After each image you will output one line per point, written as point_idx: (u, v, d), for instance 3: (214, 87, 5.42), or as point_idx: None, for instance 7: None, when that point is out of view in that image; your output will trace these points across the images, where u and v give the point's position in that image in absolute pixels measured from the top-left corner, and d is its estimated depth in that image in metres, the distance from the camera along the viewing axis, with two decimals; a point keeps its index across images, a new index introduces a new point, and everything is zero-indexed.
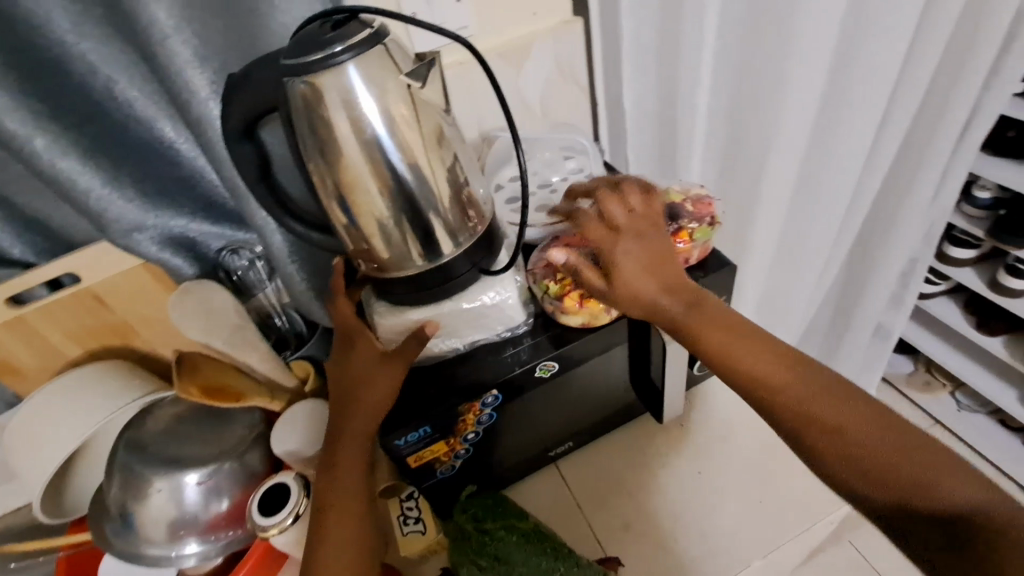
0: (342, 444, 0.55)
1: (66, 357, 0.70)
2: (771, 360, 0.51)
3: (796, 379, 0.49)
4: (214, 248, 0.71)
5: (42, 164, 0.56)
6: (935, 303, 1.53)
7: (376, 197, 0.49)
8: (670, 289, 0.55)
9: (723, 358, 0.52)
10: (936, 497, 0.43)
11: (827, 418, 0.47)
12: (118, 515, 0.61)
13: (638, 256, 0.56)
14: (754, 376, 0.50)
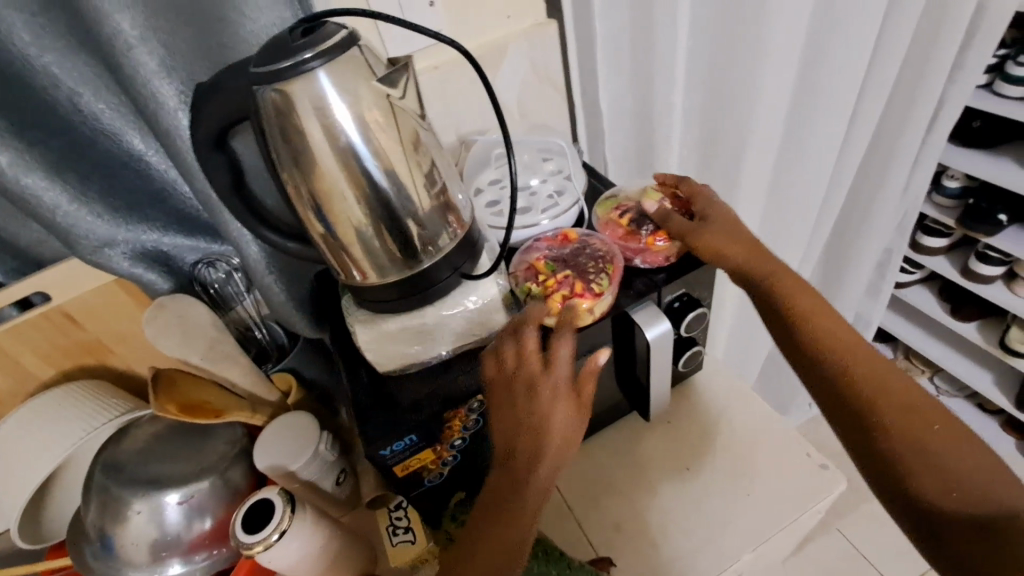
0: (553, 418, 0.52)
1: (38, 379, 0.68)
2: (857, 340, 0.57)
3: (866, 361, 0.56)
4: (189, 261, 0.70)
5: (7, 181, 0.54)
6: (911, 291, 1.57)
7: (352, 204, 0.49)
8: (792, 279, 0.61)
9: (815, 323, 0.58)
10: (985, 491, 0.48)
11: (905, 400, 0.53)
12: (96, 539, 0.59)
13: (733, 244, 0.62)
14: (829, 344, 0.57)
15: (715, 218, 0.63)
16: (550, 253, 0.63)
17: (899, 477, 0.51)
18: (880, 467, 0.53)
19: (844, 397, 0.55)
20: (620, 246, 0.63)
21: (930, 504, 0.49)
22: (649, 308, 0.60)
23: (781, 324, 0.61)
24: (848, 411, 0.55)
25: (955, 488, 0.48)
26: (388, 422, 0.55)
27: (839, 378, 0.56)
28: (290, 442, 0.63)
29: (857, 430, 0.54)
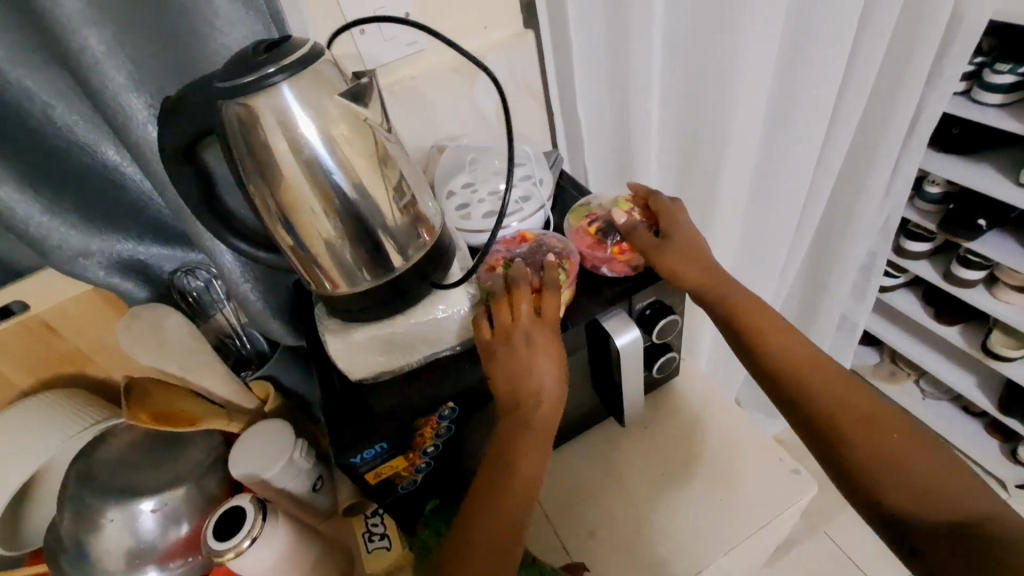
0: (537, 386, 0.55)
1: (16, 389, 0.69)
2: (815, 358, 0.59)
3: (826, 379, 0.57)
4: (168, 270, 0.70)
5: None
6: (896, 295, 1.58)
7: (320, 217, 0.49)
8: (749, 299, 0.63)
9: (773, 347, 0.60)
10: (947, 497, 0.49)
11: (860, 409, 0.55)
12: (70, 548, 0.59)
13: (692, 266, 0.62)
14: (789, 365, 0.59)
15: (679, 236, 0.64)
16: (508, 254, 0.64)
17: (869, 490, 0.52)
18: (850, 485, 0.54)
19: (808, 419, 0.57)
20: (584, 253, 0.63)
21: (900, 514, 0.50)
22: (619, 317, 0.61)
23: (743, 347, 0.62)
24: (815, 431, 0.56)
25: (920, 498, 0.50)
26: (359, 430, 0.56)
27: (801, 400, 0.57)
28: (263, 450, 0.63)
29: (824, 450, 0.55)
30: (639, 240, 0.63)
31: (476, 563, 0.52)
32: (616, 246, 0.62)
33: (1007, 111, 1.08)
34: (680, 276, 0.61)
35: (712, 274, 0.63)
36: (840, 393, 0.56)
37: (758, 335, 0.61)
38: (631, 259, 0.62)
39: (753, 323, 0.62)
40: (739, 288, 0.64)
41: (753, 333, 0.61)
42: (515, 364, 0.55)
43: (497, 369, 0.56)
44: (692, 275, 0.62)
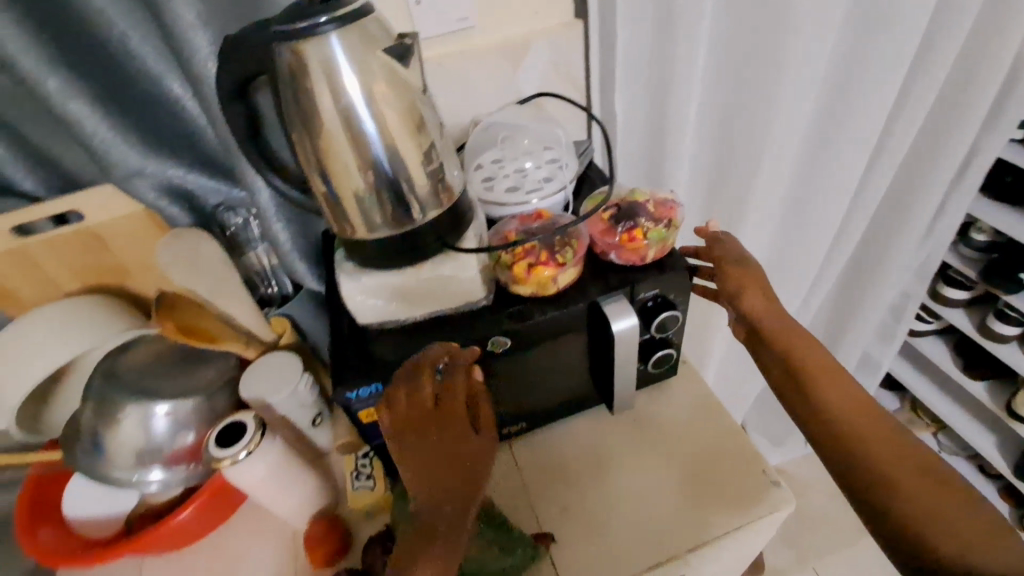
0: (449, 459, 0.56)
1: (65, 290, 0.76)
2: (863, 403, 0.59)
3: (873, 425, 0.57)
4: (212, 204, 0.76)
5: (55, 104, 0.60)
6: (926, 341, 1.53)
7: (351, 167, 0.53)
8: (803, 343, 0.66)
9: (823, 390, 0.61)
10: (979, 541, 0.47)
11: (892, 444, 0.55)
12: (88, 439, 0.65)
13: (757, 293, 0.71)
14: (837, 409, 0.59)
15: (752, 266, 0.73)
16: (521, 227, 0.66)
17: (896, 524, 0.51)
18: (889, 530, 0.52)
19: (851, 462, 0.56)
20: (595, 238, 0.65)
21: (926, 550, 0.49)
22: (620, 303, 0.62)
23: (795, 388, 0.64)
24: (847, 461, 0.56)
25: (955, 538, 0.48)
26: (360, 369, 0.59)
27: (847, 441, 0.57)
28: (271, 379, 0.68)
29: (864, 494, 0.54)
30: (650, 230, 0.63)
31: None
32: (626, 233, 0.63)
33: None
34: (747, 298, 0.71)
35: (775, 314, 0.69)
36: (875, 429, 0.57)
37: (809, 377, 0.63)
38: (639, 247, 0.62)
39: (798, 359, 0.65)
40: (797, 333, 0.67)
41: (799, 367, 0.64)
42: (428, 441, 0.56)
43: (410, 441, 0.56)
44: (754, 300, 0.70)
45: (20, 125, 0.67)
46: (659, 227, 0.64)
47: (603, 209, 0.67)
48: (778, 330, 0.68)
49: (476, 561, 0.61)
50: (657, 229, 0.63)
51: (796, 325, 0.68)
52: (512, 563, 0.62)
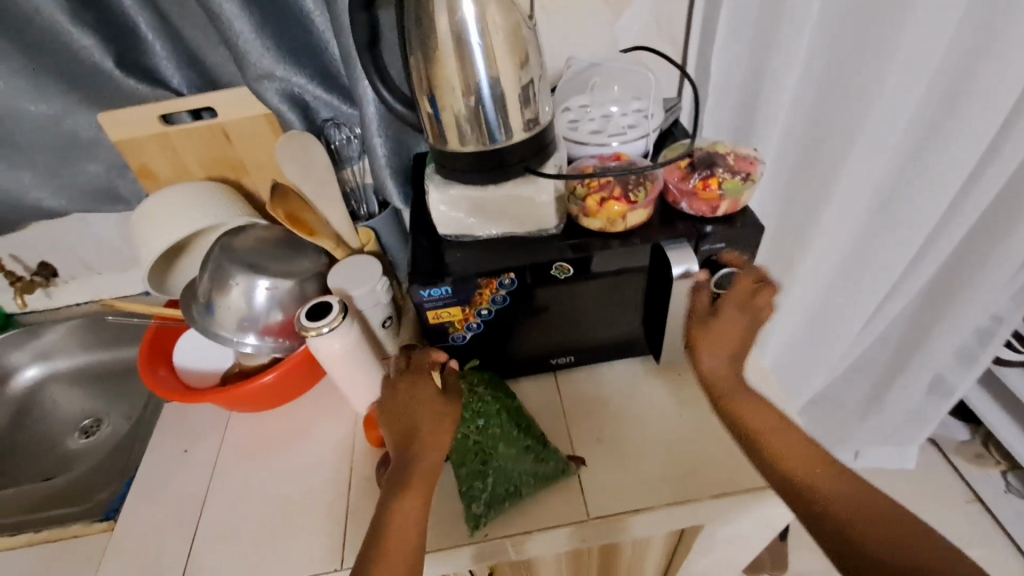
0: (424, 424, 0.60)
1: (192, 177, 0.88)
2: (818, 456, 0.59)
3: (831, 478, 0.57)
4: (322, 117, 0.84)
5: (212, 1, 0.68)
6: (1012, 373, 1.42)
7: (454, 83, 0.58)
8: (748, 397, 0.62)
9: (777, 450, 0.59)
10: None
11: (849, 499, 0.55)
12: (204, 300, 0.77)
13: (718, 347, 0.64)
14: (798, 467, 0.58)
15: (729, 322, 0.63)
16: (599, 166, 0.68)
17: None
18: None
19: (825, 520, 0.55)
20: (669, 185, 0.67)
21: None
22: (683, 250, 0.64)
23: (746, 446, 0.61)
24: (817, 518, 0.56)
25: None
26: (435, 271, 0.66)
27: (813, 497, 0.56)
28: (355, 274, 0.76)
29: (843, 551, 0.53)
30: (726, 181, 0.64)
31: (391, 547, 0.53)
32: (702, 180, 0.64)
33: None
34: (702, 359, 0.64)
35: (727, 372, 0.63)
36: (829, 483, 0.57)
37: (762, 439, 0.60)
38: (713, 197, 0.64)
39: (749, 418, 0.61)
40: (747, 393, 0.63)
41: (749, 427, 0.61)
42: (402, 411, 0.61)
43: (390, 417, 0.62)
44: (708, 360, 0.64)
45: (179, 23, 0.77)
46: (735, 179, 0.65)
47: (681, 157, 0.68)
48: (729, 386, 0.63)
49: (511, 467, 0.66)
50: (733, 181, 0.64)
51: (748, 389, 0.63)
52: (544, 475, 0.67)
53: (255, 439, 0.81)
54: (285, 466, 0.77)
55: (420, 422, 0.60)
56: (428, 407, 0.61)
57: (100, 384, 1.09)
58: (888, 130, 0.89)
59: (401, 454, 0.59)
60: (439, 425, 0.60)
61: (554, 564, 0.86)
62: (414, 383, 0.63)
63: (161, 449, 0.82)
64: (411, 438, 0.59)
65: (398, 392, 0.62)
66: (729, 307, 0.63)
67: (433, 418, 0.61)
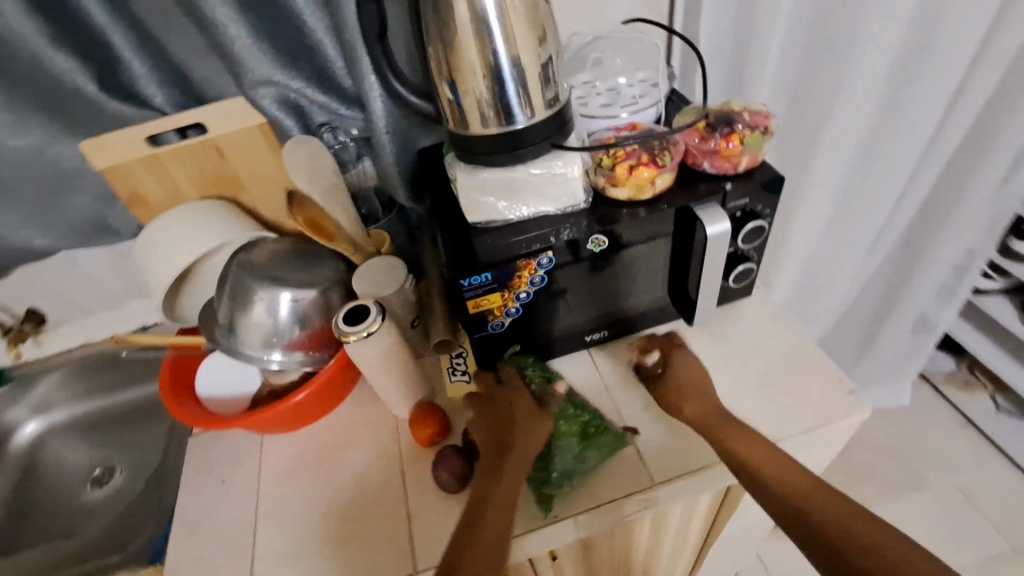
0: (521, 429, 0.67)
1: (185, 200, 0.83)
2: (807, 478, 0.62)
3: (819, 495, 0.61)
4: (317, 121, 0.82)
5: (205, 10, 0.67)
6: (990, 300, 1.50)
7: (475, 66, 0.57)
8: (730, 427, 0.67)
9: (767, 469, 0.63)
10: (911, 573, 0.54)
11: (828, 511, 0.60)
12: (226, 321, 0.74)
13: (690, 400, 0.71)
14: (791, 486, 0.62)
15: (679, 375, 0.74)
16: (619, 136, 0.69)
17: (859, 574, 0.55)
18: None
19: (813, 531, 0.59)
20: (689, 147, 0.68)
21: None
22: (713, 209, 0.66)
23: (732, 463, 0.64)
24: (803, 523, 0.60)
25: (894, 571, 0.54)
26: (472, 258, 0.65)
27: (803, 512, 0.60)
28: (381, 276, 0.76)
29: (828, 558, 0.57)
30: (748, 136, 0.66)
31: (477, 541, 0.57)
32: (724, 138, 0.66)
33: None
34: (679, 409, 0.70)
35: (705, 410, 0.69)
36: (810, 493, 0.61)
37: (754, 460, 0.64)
38: (736, 152, 0.65)
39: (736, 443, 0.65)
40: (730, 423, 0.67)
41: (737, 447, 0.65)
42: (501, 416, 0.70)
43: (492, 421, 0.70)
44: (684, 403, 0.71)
45: (160, 37, 0.73)
46: (755, 134, 0.66)
47: (698, 119, 0.69)
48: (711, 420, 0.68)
49: (565, 445, 0.69)
50: (754, 135, 0.66)
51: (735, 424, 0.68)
52: (598, 448, 0.69)
53: (294, 457, 0.79)
54: (332, 480, 0.76)
55: (516, 418, 0.68)
56: (525, 411, 0.69)
57: (107, 431, 1.03)
58: (867, 79, 0.93)
59: (494, 449, 0.66)
60: (535, 426, 0.68)
61: (607, 540, 0.86)
62: (512, 391, 0.71)
63: (196, 483, 0.78)
64: (507, 434, 0.67)
65: (496, 400, 0.71)
66: (672, 365, 0.76)
67: (528, 421, 0.68)
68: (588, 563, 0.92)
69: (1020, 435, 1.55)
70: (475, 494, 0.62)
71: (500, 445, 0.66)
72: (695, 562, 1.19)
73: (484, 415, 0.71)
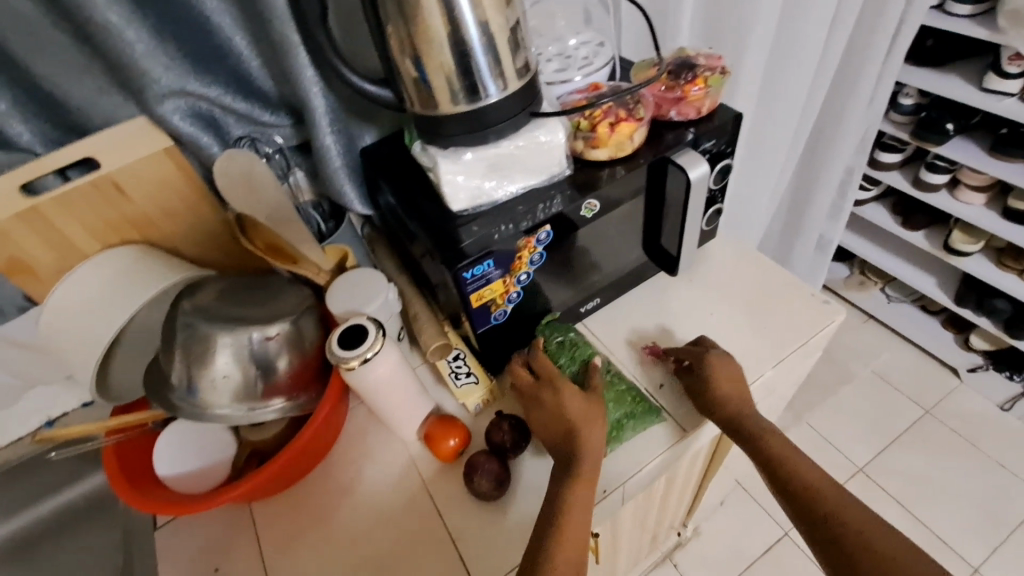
0: (587, 433, 0.61)
1: (83, 254, 0.68)
2: (828, 478, 0.61)
3: (838, 494, 0.59)
4: (235, 134, 0.73)
5: (95, 11, 0.56)
6: (869, 208, 1.69)
7: (442, 40, 0.52)
8: (763, 427, 0.65)
9: (793, 461, 0.63)
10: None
11: (847, 519, 0.57)
12: (182, 382, 0.62)
13: (732, 398, 0.67)
14: (813, 482, 0.61)
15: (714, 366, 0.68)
16: (588, 97, 0.68)
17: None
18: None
19: (824, 530, 0.58)
20: (657, 98, 0.69)
21: None
22: (690, 154, 0.66)
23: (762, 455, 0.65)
24: (820, 525, 0.58)
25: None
26: (471, 248, 0.60)
27: (817, 508, 0.59)
28: (359, 289, 0.67)
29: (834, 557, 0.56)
30: (710, 78, 0.68)
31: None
32: (690, 82, 0.68)
33: (976, 20, 1.15)
34: (716, 401, 0.67)
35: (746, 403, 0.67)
36: (831, 497, 0.59)
37: (784, 460, 0.63)
38: (702, 95, 0.68)
39: (770, 448, 0.64)
40: (762, 422, 0.66)
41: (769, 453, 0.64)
42: (552, 416, 0.64)
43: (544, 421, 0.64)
44: (725, 393, 0.67)
45: (23, 56, 0.60)
46: (715, 75, 0.69)
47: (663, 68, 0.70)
48: (734, 416, 0.66)
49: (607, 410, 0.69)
50: (715, 77, 0.68)
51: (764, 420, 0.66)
52: (636, 417, 0.70)
53: (298, 515, 0.69)
54: (352, 527, 0.67)
55: (570, 418, 0.62)
56: (577, 407, 0.63)
57: (38, 547, 0.86)
58: (767, 20, 0.99)
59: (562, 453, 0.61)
60: (592, 419, 0.63)
61: (633, 509, 0.85)
62: (555, 388, 0.65)
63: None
64: (569, 437, 0.61)
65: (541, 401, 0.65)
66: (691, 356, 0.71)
67: (585, 416, 0.63)
68: (616, 535, 0.91)
69: (911, 318, 1.78)
70: (552, 500, 0.58)
71: (565, 451, 0.61)
72: (694, 501, 1.23)
73: (532, 417, 0.66)
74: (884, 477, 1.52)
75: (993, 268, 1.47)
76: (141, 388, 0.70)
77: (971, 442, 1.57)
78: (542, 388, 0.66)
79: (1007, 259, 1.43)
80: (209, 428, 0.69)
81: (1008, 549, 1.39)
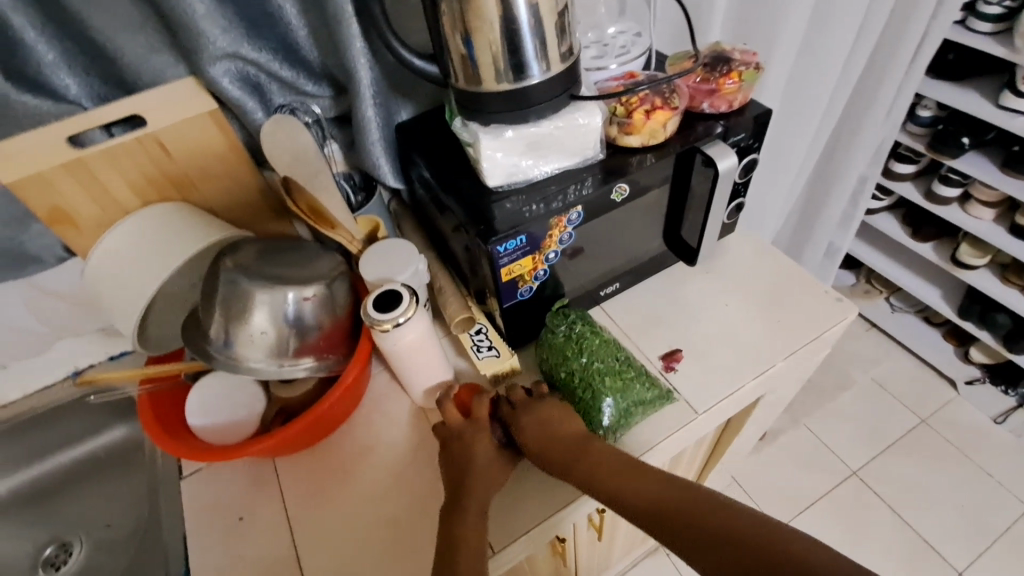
0: (482, 478, 0.62)
1: (124, 210, 0.71)
2: (680, 489, 0.56)
3: (700, 504, 0.54)
4: (276, 102, 0.75)
5: None
6: (879, 217, 1.71)
7: (491, 17, 0.54)
8: (601, 467, 0.60)
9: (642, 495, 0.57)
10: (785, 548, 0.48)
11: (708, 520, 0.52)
12: (220, 334, 0.64)
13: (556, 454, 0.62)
14: (670, 506, 0.55)
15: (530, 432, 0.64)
16: (626, 83, 0.70)
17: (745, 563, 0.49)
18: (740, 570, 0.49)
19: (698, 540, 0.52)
20: (691, 89, 0.72)
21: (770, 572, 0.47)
22: (719, 146, 0.68)
23: (623, 512, 0.58)
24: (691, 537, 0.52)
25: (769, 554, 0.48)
26: (504, 223, 0.62)
27: (713, 536, 0.51)
28: (392, 258, 0.69)
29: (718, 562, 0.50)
30: (744, 73, 0.70)
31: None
32: (726, 75, 0.70)
33: (999, 38, 1.16)
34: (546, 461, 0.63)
35: (567, 446, 0.63)
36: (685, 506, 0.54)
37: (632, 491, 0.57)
38: (736, 89, 0.70)
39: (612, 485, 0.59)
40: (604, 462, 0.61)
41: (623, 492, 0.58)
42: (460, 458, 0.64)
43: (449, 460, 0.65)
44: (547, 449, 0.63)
45: (81, 10, 0.62)
46: (750, 70, 0.71)
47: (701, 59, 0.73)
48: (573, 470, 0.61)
49: (615, 400, 0.67)
50: (749, 72, 0.71)
51: (603, 455, 0.61)
52: (644, 403, 0.70)
53: (318, 472, 0.71)
54: (370, 488, 0.70)
55: (476, 464, 0.63)
56: (486, 456, 0.64)
57: (62, 492, 0.89)
58: (797, 21, 1.00)
59: (454, 493, 0.61)
60: (492, 472, 0.63)
61: None
62: (479, 428, 0.65)
63: (207, 525, 0.69)
64: (469, 483, 0.62)
65: (460, 435, 0.65)
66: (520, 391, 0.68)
67: (487, 467, 0.63)
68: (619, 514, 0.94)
69: (912, 329, 1.80)
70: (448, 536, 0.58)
71: (468, 491, 0.61)
72: None
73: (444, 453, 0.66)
74: (877, 482, 1.55)
75: (998, 283, 1.49)
76: (176, 341, 0.73)
77: (963, 452, 1.60)
78: (461, 431, 0.66)
79: (1012, 274, 1.44)
80: (239, 384, 0.71)
81: (991, 555, 1.43)
